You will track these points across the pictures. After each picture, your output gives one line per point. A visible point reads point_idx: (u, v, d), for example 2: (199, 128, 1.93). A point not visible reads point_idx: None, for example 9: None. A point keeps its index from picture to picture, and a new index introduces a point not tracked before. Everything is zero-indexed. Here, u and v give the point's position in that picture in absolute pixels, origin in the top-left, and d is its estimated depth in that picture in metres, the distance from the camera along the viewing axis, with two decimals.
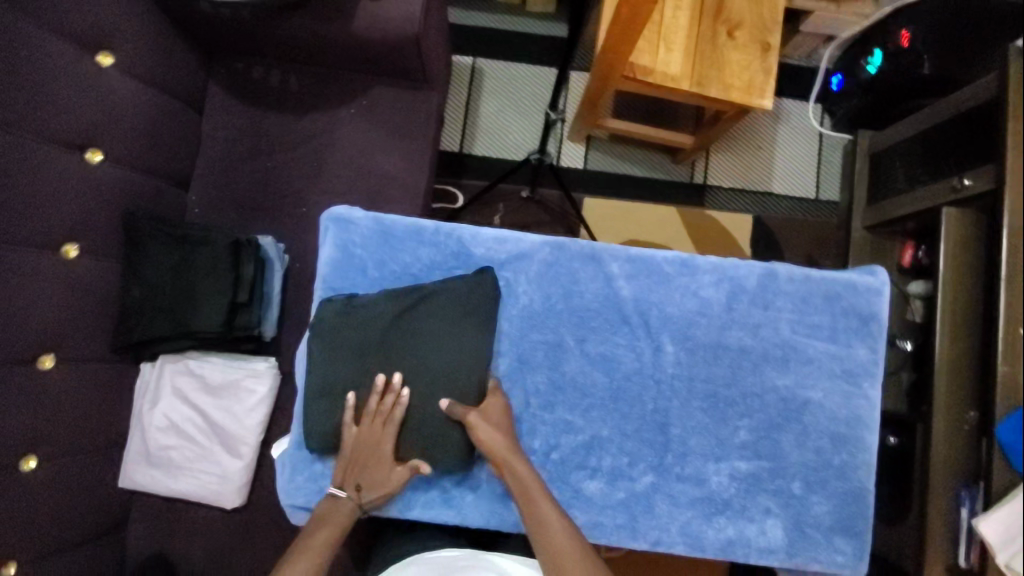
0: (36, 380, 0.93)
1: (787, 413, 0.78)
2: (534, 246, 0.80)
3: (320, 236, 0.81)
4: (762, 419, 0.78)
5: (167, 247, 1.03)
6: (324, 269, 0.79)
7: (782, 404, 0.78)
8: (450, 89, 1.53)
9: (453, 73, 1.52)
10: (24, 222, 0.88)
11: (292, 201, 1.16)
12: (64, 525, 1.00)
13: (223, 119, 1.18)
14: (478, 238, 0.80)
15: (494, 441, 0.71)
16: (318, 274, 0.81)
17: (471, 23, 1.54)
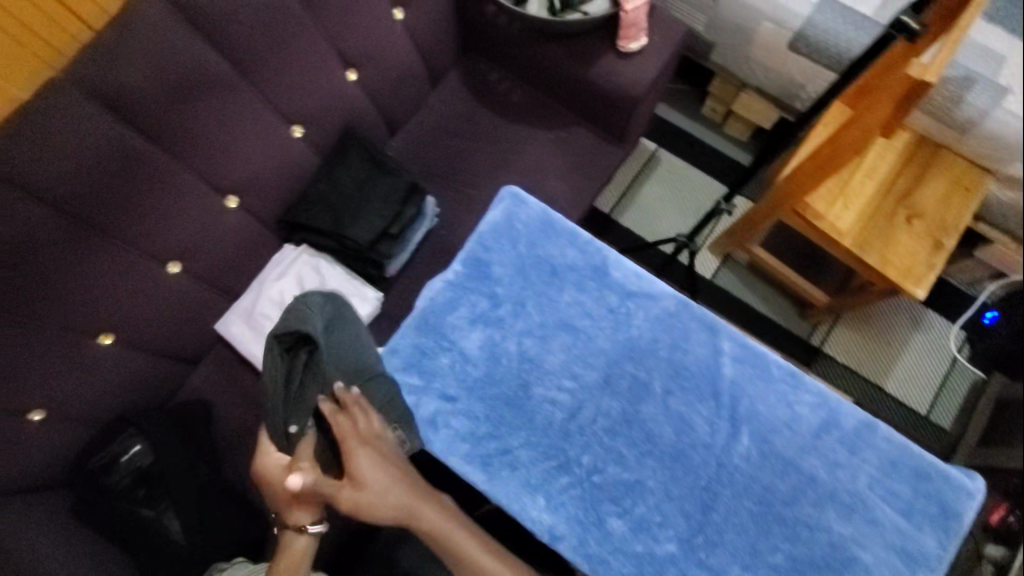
0: (217, 210, 1.08)
1: (832, 560, 0.75)
2: (662, 293, 0.85)
3: (494, 202, 0.91)
4: (805, 553, 0.76)
5: (366, 165, 1.18)
6: (485, 228, 0.88)
7: (830, 549, 0.76)
8: (626, 161, 1.68)
9: (635, 150, 1.66)
10: (283, 94, 1.06)
11: (467, 181, 1.33)
12: (161, 333, 1.12)
13: (449, 99, 1.39)
14: (621, 265, 0.86)
15: (384, 494, 0.74)
16: (477, 228, 0.89)
17: (671, 120, 1.70)
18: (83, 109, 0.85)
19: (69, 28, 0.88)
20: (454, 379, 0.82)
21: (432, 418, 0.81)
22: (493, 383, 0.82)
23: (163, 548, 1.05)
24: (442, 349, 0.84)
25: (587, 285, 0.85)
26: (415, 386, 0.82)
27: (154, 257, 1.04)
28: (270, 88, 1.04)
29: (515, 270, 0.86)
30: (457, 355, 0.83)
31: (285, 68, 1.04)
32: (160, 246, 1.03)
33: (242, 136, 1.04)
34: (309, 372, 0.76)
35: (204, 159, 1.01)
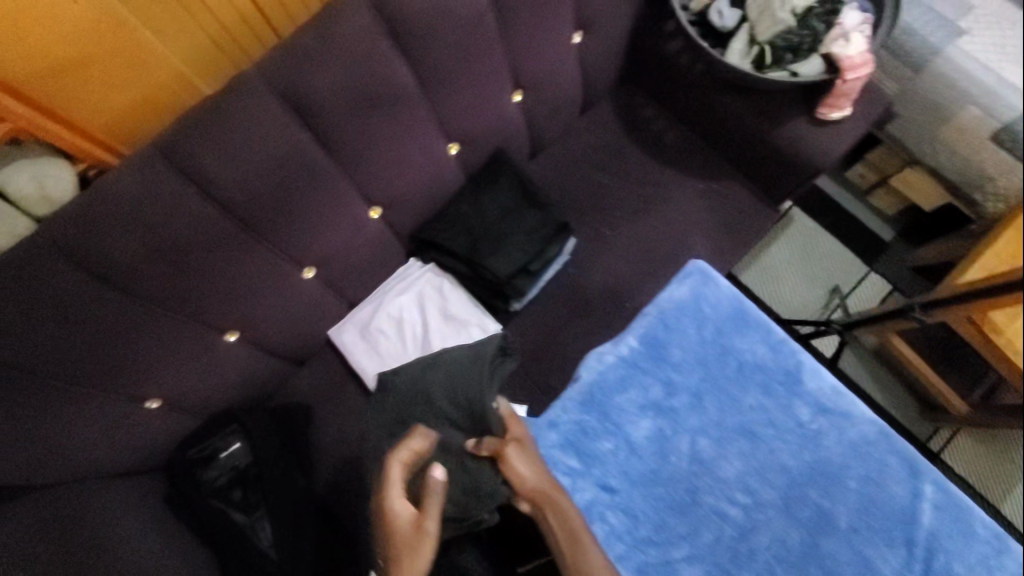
0: (362, 220, 1.03)
1: None
2: (859, 414, 0.76)
3: (680, 276, 0.83)
4: None
5: (512, 194, 1.13)
6: (669, 303, 0.81)
7: None
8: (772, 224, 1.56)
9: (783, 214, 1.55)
10: (454, 112, 1.00)
11: (603, 220, 1.24)
12: (281, 334, 1.08)
13: (598, 129, 1.30)
14: (814, 373, 0.78)
15: (534, 477, 0.71)
16: (659, 300, 0.82)
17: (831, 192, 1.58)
18: (276, 111, 0.82)
19: (259, 32, 0.93)
20: (615, 468, 0.75)
21: (588, 506, 0.73)
22: (657, 480, 0.74)
23: (250, 559, 1.00)
24: (605, 431, 0.76)
25: (775, 388, 0.77)
26: (577, 464, 0.74)
27: (296, 260, 0.99)
28: (443, 105, 0.98)
29: (695, 357, 0.78)
30: (621, 440, 0.76)
31: (463, 85, 0.97)
32: (303, 251, 0.98)
33: (404, 150, 0.98)
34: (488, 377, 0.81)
35: (366, 169, 0.96)
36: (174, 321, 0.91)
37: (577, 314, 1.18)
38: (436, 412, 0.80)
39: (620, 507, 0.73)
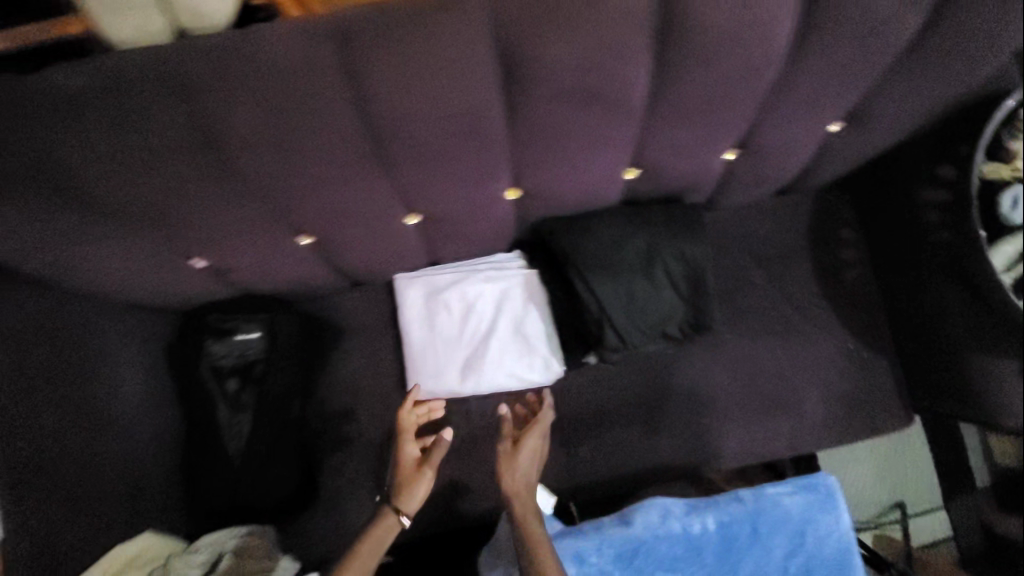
0: (492, 198, 0.87)
1: None
2: None
3: (810, 486, 0.85)
4: None
5: (683, 259, 0.88)
6: (789, 509, 0.84)
7: None
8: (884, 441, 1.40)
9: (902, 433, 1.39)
10: (660, 139, 0.81)
11: (728, 320, 1.05)
12: (346, 257, 0.94)
13: (782, 221, 1.07)
14: None
15: (528, 475, 0.85)
16: (785, 494, 0.85)
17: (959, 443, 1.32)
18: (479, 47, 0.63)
19: None
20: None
21: None
22: None
23: (212, 454, 0.93)
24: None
25: None
26: None
27: (405, 202, 0.83)
28: (655, 128, 0.78)
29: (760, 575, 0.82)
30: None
31: (690, 117, 0.77)
32: (418, 197, 0.82)
33: (579, 153, 0.80)
34: (691, 233, 0.89)
35: (533, 153, 0.78)
36: (247, 205, 0.76)
37: (641, 403, 1.03)
38: (598, 306, 0.86)
39: None
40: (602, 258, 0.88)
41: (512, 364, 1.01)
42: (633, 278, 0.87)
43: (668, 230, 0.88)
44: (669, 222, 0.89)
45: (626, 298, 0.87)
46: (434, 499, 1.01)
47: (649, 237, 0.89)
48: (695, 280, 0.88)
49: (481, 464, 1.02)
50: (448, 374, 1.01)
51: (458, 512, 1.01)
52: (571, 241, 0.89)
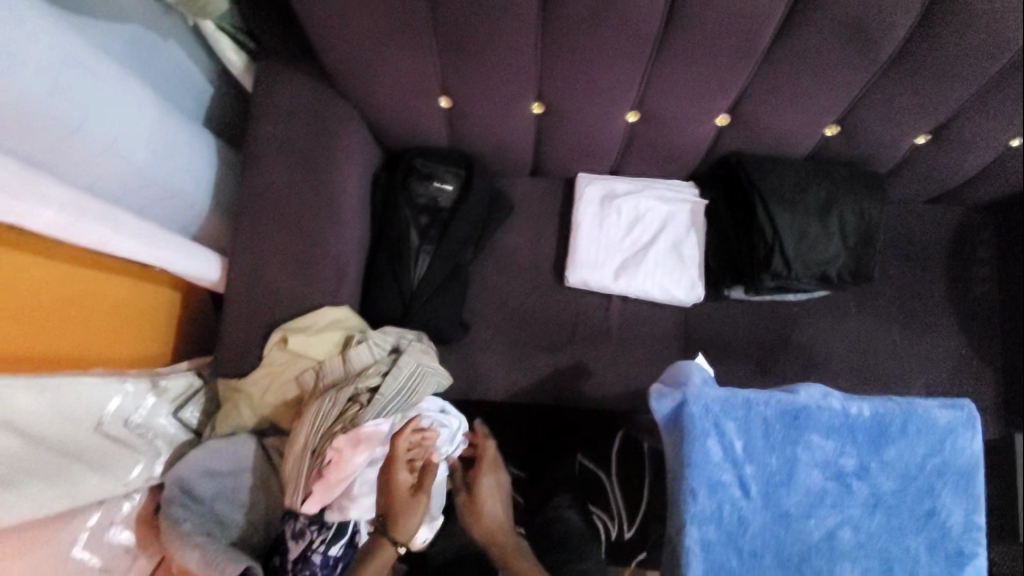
0: (709, 118, 0.98)
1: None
2: None
3: (951, 404, 0.76)
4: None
5: (860, 215, 0.97)
6: (932, 419, 0.74)
7: None
8: None
9: None
10: (875, 101, 0.93)
11: (859, 295, 1.14)
12: (556, 138, 1.07)
13: (929, 225, 1.17)
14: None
15: (494, 511, 0.93)
16: (933, 406, 0.75)
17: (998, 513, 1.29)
18: None
19: None
20: (726, 508, 0.72)
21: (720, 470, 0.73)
22: None
23: (396, 271, 1.05)
24: (753, 454, 0.73)
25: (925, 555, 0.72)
26: None
27: (640, 94, 0.96)
28: (876, 88, 0.91)
29: (899, 472, 0.73)
30: (743, 473, 0.73)
31: (910, 87, 0.90)
32: (654, 93, 0.95)
33: (805, 92, 0.92)
34: (872, 194, 0.98)
35: (769, 79, 0.91)
36: (525, 52, 0.90)
37: (761, 344, 1.13)
38: (777, 230, 0.96)
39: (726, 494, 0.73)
40: (789, 193, 0.97)
41: (665, 280, 1.10)
42: (812, 218, 0.96)
43: (851, 186, 0.98)
44: (853, 181, 0.99)
45: (801, 232, 0.96)
46: (561, 372, 1.12)
47: (834, 188, 0.98)
48: (863, 238, 0.97)
49: (607, 356, 1.13)
50: (604, 269, 1.11)
51: (579, 390, 1.12)
52: (761, 172, 0.99)
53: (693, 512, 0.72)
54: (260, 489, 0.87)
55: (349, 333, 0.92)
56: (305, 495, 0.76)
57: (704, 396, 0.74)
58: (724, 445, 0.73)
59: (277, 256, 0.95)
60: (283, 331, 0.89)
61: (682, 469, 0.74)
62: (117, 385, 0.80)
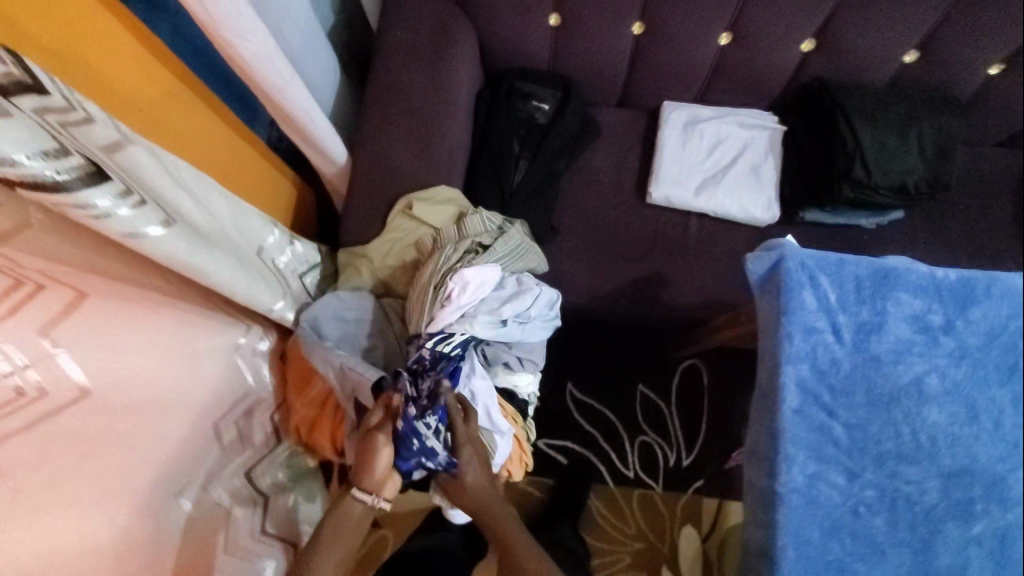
0: (797, 41, 1.08)
1: None
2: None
3: None
4: None
5: (934, 132, 1.05)
6: (1016, 284, 0.80)
7: None
8: None
9: None
10: (955, 25, 1.01)
11: (937, 224, 1.17)
12: (649, 61, 1.17)
13: (1004, 164, 1.21)
14: None
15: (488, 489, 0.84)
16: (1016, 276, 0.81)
17: None
18: None
19: None
20: (820, 350, 0.79)
21: (818, 317, 0.79)
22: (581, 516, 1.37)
23: (497, 171, 1.15)
24: (845, 305, 0.80)
25: (1007, 404, 0.79)
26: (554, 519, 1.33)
27: (736, 16, 1.06)
28: (956, 12, 0.99)
29: (983, 328, 0.80)
30: (835, 321, 0.79)
31: (990, 9, 0.98)
32: (749, 13, 1.05)
33: (890, 14, 1.01)
34: (946, 116, 1.06)
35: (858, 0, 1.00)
36: None
37: None
38: (858, 139, 1.04)
39: (823, 341, 0.79)
40: (868, 109, 1.05)
41: (744, 199, 1.17)
42: (890, 131, 1.04)
43: (928, 107, 1.06)
44: (929, 102, 1.07)
45: (880, 145, 1.04)
46: (641, 280, 1.19)
47: (911, 107, 1.06)
48: (936, 154, 1.05)
49: (683, 268, 1.20)
50: (686, 185, 1.19)
51: (658, 297, 1.19)
52: (845, 91, 1.07)
53: (789, 351, 0.78)
54: (377, 336, 0.98)
55: (463, 209, 1.02)
56: (428, 321, 0.87)
57: (800, 253, 0.80)
58: (819, 296, 0.80)
59: (399, 141, 1.06)
60: (408, 199, 1.00)
61: (779, 318, 0.80)
62: (267, 225, 0.89)
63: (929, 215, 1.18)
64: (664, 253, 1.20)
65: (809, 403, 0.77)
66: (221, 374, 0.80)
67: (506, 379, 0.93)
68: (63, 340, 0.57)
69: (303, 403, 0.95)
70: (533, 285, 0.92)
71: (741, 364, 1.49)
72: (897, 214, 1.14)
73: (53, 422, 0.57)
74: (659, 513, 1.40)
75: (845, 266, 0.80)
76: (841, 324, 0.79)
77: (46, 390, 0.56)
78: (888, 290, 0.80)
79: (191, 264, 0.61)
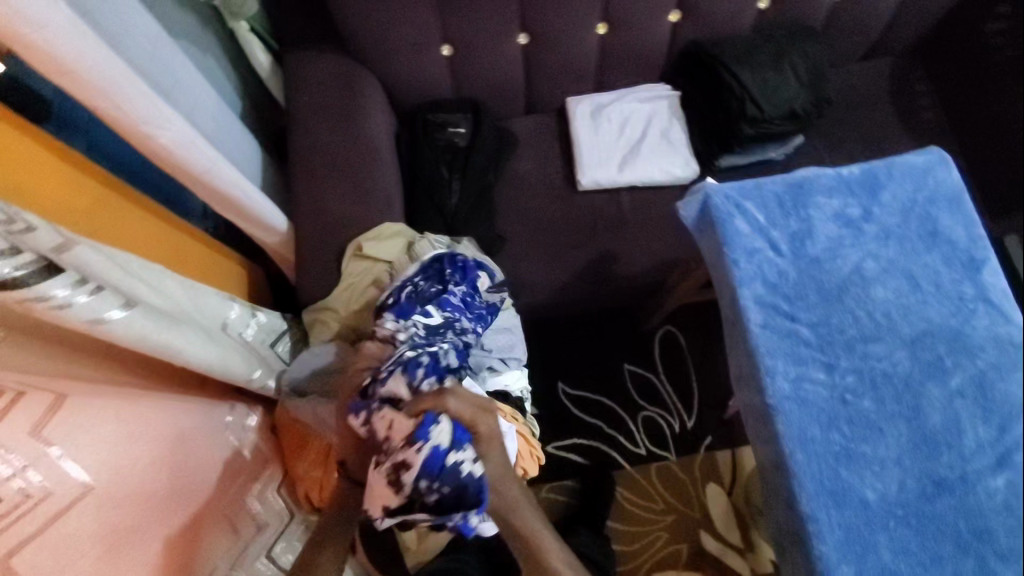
0: (663, 14, 1.19)
1: None
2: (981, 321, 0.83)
3: (921, 150, 0.92)
4: (928, 535, 0.77)
5: (803, 60, 1.17)
6: (910, 161, 0.90)
7: None
8: None
9: None
10: None
11: (834, 139, 1.29)
12: (542, 65, 1.26)
13: (874, 73, 1.34)
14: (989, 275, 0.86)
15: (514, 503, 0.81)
16: (907, 156, 0.91)
17: None
18: None
19: None
20: (765, 266, 0.85)
21: (755, 238, 0.86)
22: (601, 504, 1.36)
23: (433, 199, 1.20)
24: (774, 222, 0.87)
25: (944, 264, 0.85)
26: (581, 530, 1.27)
27: (604, 6, 1.16)
28: None
29: (897, 206, 0.88)
30: (771, 237, 0.87)
31: None
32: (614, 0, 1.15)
33: None
34: (809, 44, 1.18)
35: None
36: None
37: None
38: (742, 83, 1.14)
39: (766, 258, 0.86)
40: (741, 56, 1.16)
41: (663, 162, 1.26)
42: (766, 68, 1.15)
43: (791, 41, 1.18)
44: (791, 36, 1.19)
45: (761, 83, 1.15)
46: (593, 261, 1.25)
47: (777, 44, 1.18)
48: (811, 78, 1.17)
49: (627, 240, 1.26)
50: (609, 165, 1.27)
51: (612, 272, 1.25)
52: (718, 46, 1.19)
53: (740, 275, 0.85)
54: None
55: (411, 238, 1.06)
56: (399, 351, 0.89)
57: (720, 188, 0.89)
58: (750, 221, 0.87)
59: (333, 194, 1.10)
60: (356, 242, 1.03)
61: (721, 250, 0.87)
62: (227, 301, 0.91)
63: (825, 134, 1.29)
64: (606, 231, 1.27)
65: (770, 315, 0.83)
66: (207, 453, 0.81)
67: (495, 381, 0.95)
68: (56, 437, 0.60)
69: (306, 466, 0.95)
70: (470, 261, 0.96)
71: (711, 318, 1.55)
72: (799, 139, 1.25)
73: (63, 521, 0.61)
74: (679, 483, 1.43)
75: (762, 189, 0.89)
76: (777, 239, 0.87)
77: (50, 489, 0.60)
78: (806, 198, 0.88)
79: (160, 343, 0.64)
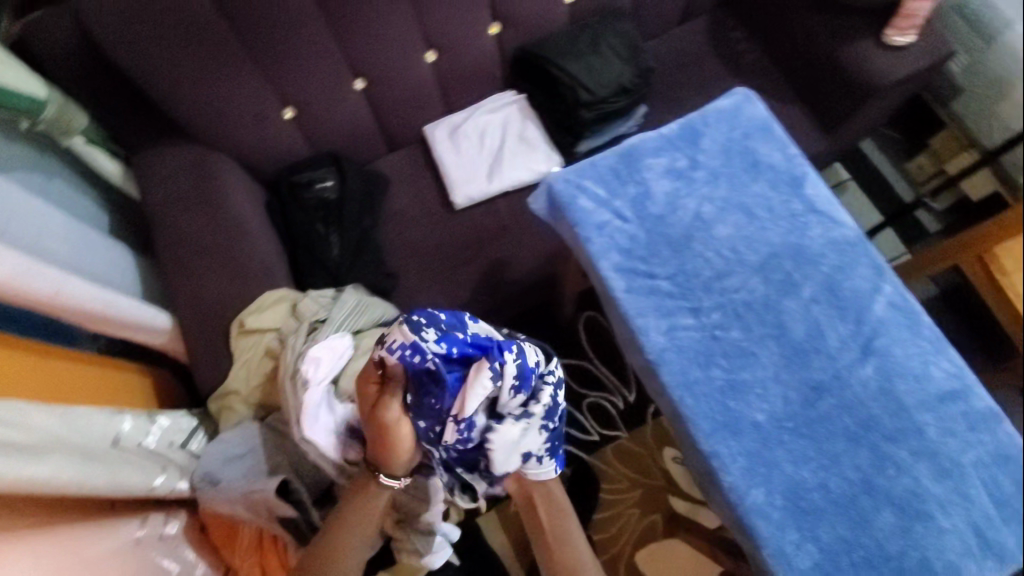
0: (483, 29, 1.25)
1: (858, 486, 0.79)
2: (814, 229, 0.90)
3: (727, 93, 0.99)
4: (820, 436, 0.81)
5: (619, 38, 1.25)
6: (719, 106, 0.97)
7: (862, 480, 0.79)
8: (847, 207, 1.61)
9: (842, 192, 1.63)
10: None
11: (674, 102, 1.37)
12: (388, 104, 1.30)
13: (693, 34, 1.44)
14: (811, 188, 0.93)
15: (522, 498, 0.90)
16: (716, 101, 0.98)
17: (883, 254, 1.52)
18: None
19: None
20: (615, 235, 0.90)
21: (601, 210, 0.91)
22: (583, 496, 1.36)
23: (315, 257, 1.22)
24: (613, 192, 0.93)
25: (771, 188, 0.92)
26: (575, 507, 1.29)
27: (425, 36, 1.22)
28: None
29: (718, 149, 0.95)
30: (614, 207, 0.92)
31: None
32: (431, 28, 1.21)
33: None
34: (622, 22, 1.27)
35: None
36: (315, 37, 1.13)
37: None
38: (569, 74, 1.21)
39: (615, 226, 0.90)
40: (563, 49, 1.24)
41: (527, 163, 1.31)
42: (587, 54, 1.23)
43: (604, 24, 1.26)
44: (604, 20, 1.27)
45: (587, 69, 1.22)
46: (486, 273, 1.29)
47: (593, 30, 1.25)
48: (631, 52, 1.25)
49: (514, 243, 1.31)
50: (478, 178, 1.32)
51: (508, 277, 1.29)
52: (542, 45, 1.26)
53: (595, 250, 0.89)
54: None
55: (296, 300, 1.07)
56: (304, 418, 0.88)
57: (559, 175, 0.94)
58: (592, 197, 0.92)
59: (209, 280, 1.10)
60: (240, 320, 1.03)
61: (574, 231, 0.91)
62: (115, 415, 0.90)
63: (665, 99, 1.38)
64: (492, 240, 1.31)
65: (631, 278, 0.88)
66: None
67: None
68: None
69: (241, 555, 0.95)
70: None
71: None
72: (642, 110, 1.33)
73: None
74: (637, 456, 1.46)
75: (598, 165, 0.95)
76: (621, 208, 0.92)
77: None
78: (637, 163, 0.94)
79: (21, 476, 0.63)
